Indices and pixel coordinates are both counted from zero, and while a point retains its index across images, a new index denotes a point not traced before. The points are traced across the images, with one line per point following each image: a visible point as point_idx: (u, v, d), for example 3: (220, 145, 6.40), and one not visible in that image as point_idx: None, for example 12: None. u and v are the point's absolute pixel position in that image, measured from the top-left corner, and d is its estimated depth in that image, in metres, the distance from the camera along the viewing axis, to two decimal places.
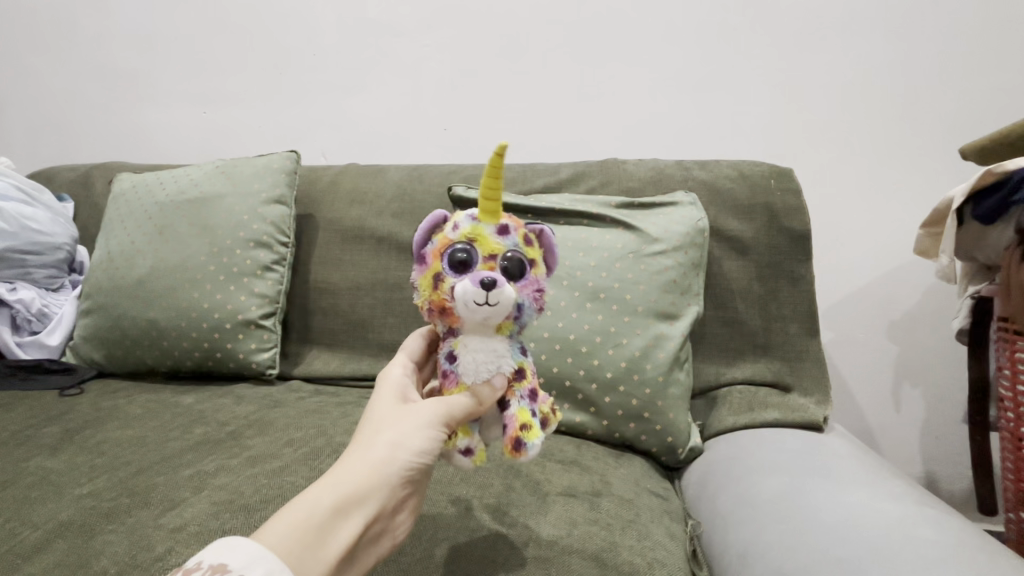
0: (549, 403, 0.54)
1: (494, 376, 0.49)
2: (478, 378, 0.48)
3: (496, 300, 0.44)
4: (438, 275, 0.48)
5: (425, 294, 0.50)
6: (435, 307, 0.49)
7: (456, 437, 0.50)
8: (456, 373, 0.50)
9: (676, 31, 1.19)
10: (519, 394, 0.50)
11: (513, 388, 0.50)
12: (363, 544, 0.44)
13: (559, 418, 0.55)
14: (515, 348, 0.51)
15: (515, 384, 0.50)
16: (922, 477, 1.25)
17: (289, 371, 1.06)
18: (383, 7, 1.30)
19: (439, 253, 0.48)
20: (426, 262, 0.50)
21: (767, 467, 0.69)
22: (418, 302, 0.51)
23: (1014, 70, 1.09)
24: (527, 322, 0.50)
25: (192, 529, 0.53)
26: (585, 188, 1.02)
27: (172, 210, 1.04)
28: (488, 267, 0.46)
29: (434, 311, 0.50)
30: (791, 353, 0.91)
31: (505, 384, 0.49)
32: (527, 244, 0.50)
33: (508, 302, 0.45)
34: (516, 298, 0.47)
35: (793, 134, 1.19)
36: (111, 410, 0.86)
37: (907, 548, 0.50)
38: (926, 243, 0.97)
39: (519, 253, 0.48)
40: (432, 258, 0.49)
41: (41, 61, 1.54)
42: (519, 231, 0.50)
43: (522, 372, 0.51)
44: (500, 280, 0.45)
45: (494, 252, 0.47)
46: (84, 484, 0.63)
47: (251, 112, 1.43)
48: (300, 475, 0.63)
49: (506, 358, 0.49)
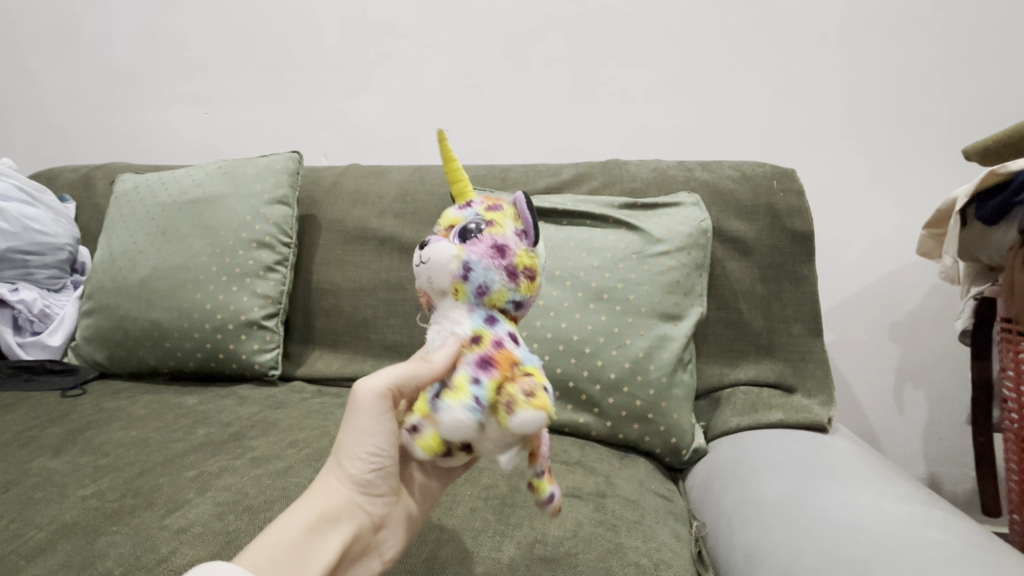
0: (529, 384, 0.41)
1: (446, 344, 0.44)
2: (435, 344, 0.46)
3: (428, 256, 0.45)
4: None
5: None
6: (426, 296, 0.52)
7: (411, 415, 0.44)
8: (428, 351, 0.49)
9: (677, 33, 1.20)
10: (467, 361, 0.43)
11: (463, 354, 0.43)
12: (348, 562, 0.45)
13: (540, 406, 0.40)
14: (478, 313, 0.45)
15: (467, 349, 0.43)
16: (925, 478, 1.24)
17: (292, 372, 1.06)
18: (384, 8, 1.30)
19: None
20: None
21: (772, 468, 0.69)
22: None
23: (1015, 71, 1.09)
24: (487, 285, 0.44)
25: (198, 530, 0.53)
26: (588, 189, 1.02)
27: (174, 211, 1.04)
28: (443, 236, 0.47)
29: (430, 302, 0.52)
30: (795, 353, 0.91)
31: (456, 349, 0.44)
32: (490, 210, 0.47)
33: (440, 258, 0.44)
34: (458, 255, 0.44)
35: (794, 135, 1.19)
36: (114, 410, 0.86)
37: (914, 549, 0.49)
38: (930, 244, 0.97)
39: (475, 218, 0.46)
40: None
41: (42, 62, 1.54)
42: (486, 203, 0.48)
43: (479, 338, 0.43)
44: (437, 241, 0.45)
45: (450, 224, 0.47)
46: (87, 485, 0.63)
47: (252, 114, 1.43)
48: (305, 476, 0.63)
49: (461, 324, 0.45)
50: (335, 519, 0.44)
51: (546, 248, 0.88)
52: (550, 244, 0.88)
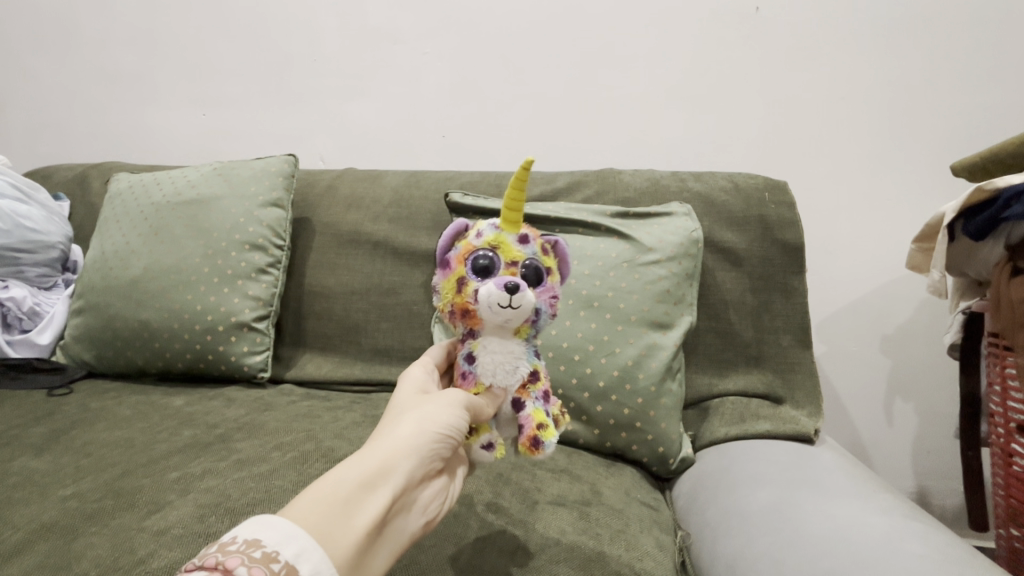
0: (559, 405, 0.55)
1: (513, 376, 0.50)
2: (498, 378, 0.50)
3: (517, 303, 0.47)
4: (461, 279, 0.51)
5: (447, 297, 0.52)
6: (457, 309, 0.51)
7: (478, 433, 0.51)
8: (474, 374, 0.51)
9: (673, 45, 1.21)
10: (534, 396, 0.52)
11: (526, 389, 0.51)
12: (393, 518, 0.43)
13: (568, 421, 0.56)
14: (530, 351, 0.53)
15: (529, 385, 0.51)
16: (914, 492, 1.25)
17: (282, 374, 1.06)
18: (383, 14, 1.31)
19: (462, 259, 0.51)
20: (449, 267, 0.53)
21: (756, 479, 0.68)
22: (440, 304, 0.54)
23: (1003, 89, 1.11)
24: (542, 326, 0.53)
25: (177, 532, 0.53)
26: (582, 197, 1.02)
27: (167, 211, 1.04)
28: (510, 272, 0.50)
29: (455, 313, 0.52)
30: (784, 365, 0.91)
31: (519, 385, 0.51)
32: (544, 253, 0.53)
33: (526, 305, 0.48)
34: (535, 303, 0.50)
35: (787, 148, 1.21)
36: (100, 411, 0.86)
37: (894, 562, 0.49)
38: (918, 258, 0.98)
39: (537, 262, 0.52)
40: (456, 263, 0.52)
41: (41, 60, 1.54)
42: (537, 240, 0.53)
43: (536, 373, 0.52)
44: (522, 285, 0.47)
45: (515, 260, 0.50)
46: (67, 486, 0.62)
47: (250, 116, 1.43)
48: (288, 479, 0.63)
49: (522, 359, 0.51)
50: (392, 476, 0.43)
51: None
52: None
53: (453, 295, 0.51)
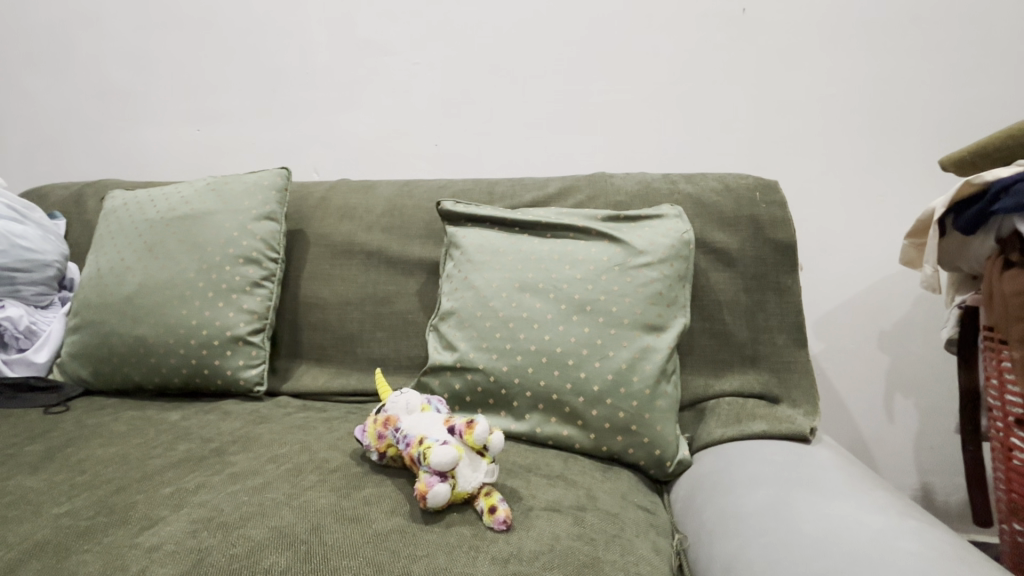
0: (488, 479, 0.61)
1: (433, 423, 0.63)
2: (425, 429, 0.62)
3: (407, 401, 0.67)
4: (379, 433, 0.67)
5: (380, 445, 0.67)
6: (384, 439, 0.67)
7: (431, 444, 0.58)
8: (409, 438, 0.63)
9: (661, 50, 1.22)
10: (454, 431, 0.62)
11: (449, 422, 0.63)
12: None
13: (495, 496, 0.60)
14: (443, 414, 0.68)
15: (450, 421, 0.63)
16: (918, 489, 1.23)
17: (278, 387, 1.05)
18: (374, 26, 1.33)
19: (373, 432, 0.68)
20: (369, 442, 0.68)
21: (751, 480, 0.68)
22: (382, 450, 0.67)
23: (990, 84, 1.12)
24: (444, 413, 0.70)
25: (169, 548, 0.53)
26: (573, 202, 1.03)
27: (161, 227, 1.04)
28: (394, 419, 0.67)
29: (385, 440, 0.67)
30: (779, 364, 0.91)
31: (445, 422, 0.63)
32: None
33: (414, 391, 0.69)
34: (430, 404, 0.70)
35: (777, 148, 1.21)
36: (96, 427, 0.86)
37: (888, 562, 0.49)
38: (911, 253, 0.98)
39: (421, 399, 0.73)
40: (371, 438, 0.68)
41: (36, 81, 1.55)
42: None
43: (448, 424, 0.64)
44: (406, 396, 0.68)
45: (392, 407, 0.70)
46: (62, 503, 0.62)
47: (243, 130, 1.44)
48: (282, 492, 0.62)
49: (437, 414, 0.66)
50: None
51: (529, 261, 0.89)
52: (534, 257, 0.89)
53: (376, 435, 0.68)
